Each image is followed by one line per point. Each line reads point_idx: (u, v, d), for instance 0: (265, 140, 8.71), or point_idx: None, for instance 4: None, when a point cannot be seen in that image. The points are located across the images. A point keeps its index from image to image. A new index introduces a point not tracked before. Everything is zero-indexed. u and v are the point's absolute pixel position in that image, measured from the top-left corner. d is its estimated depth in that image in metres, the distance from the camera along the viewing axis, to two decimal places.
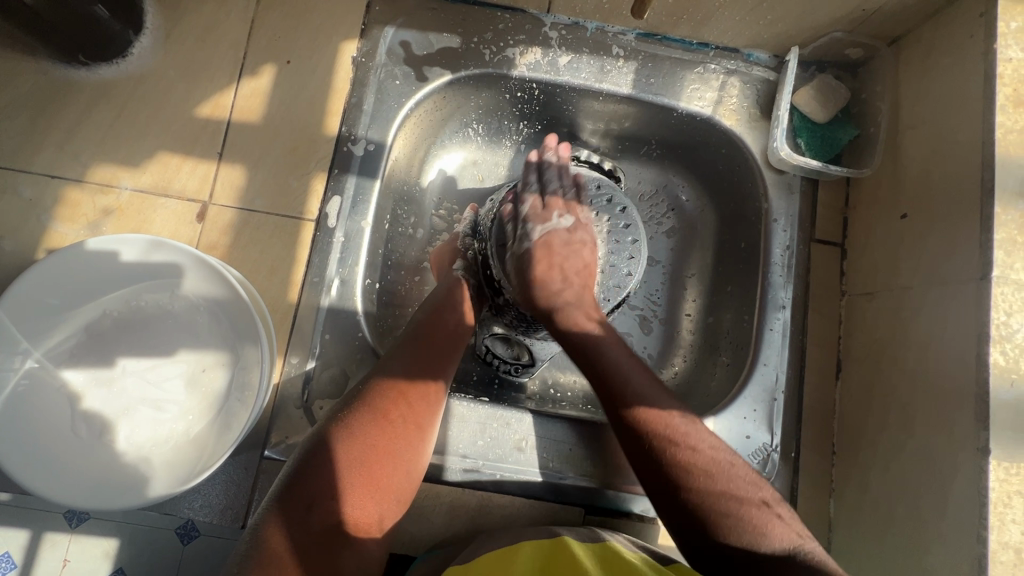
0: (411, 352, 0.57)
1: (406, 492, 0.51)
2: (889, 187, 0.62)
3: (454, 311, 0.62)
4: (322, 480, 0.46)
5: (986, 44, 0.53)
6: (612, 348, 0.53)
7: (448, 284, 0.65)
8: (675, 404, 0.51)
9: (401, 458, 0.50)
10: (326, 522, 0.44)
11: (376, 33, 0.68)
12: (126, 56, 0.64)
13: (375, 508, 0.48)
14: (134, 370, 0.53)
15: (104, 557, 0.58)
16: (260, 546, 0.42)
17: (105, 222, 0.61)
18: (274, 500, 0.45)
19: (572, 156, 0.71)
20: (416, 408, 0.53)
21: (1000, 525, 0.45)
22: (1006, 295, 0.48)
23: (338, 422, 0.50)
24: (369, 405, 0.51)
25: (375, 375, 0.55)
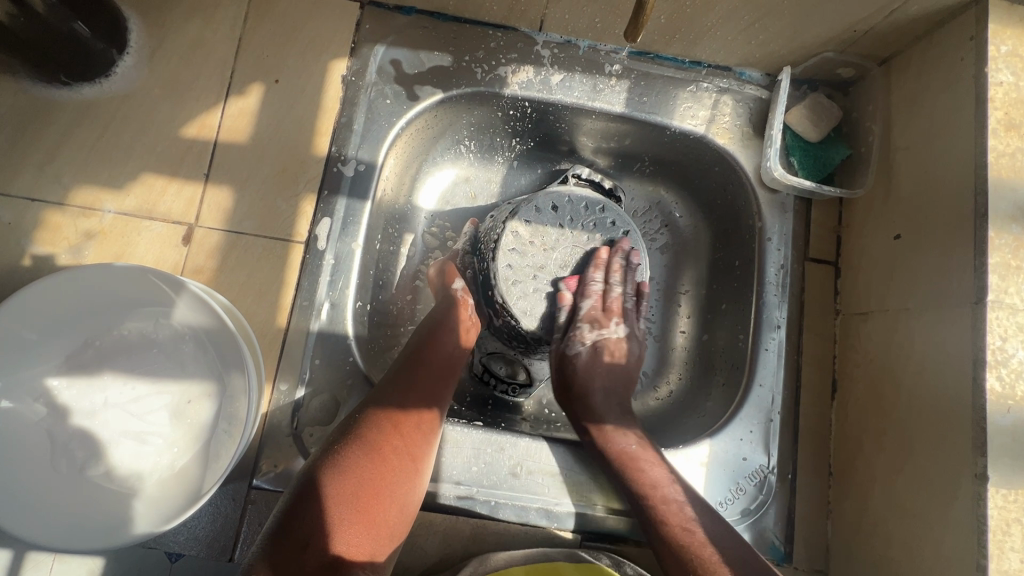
0: (407, 380, 0.56)
1: (400, 527, 0.49)
2: (882, 206, 0.62)
3: (450, 333, 0.61)
4: (315, 517, 0.45)
5: (976, 67, 0.54)
6: (597, 384, 0.63)
7: (445, 303, 0.64)
8: (629, 425, 0.61)
9: (396, 492, 0.49)
10: (319, 560, 0.43)
11: (365, 51, 0.67)
12: (109, 75, 0.63)
13: (372, 544, 0.46)
14: (116, 402, 0.51)
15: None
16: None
17: (87, 246, 0.59)
18: (266, 543, 0.44)
19: (575, 175, 0.72)
20: (412, 437, 0.53)
21: (998, 554, 0.44)
22: (1000, 319, 0.48)
23: (329, 458, 0.49)
24: (362, 438, 0.50)
25: (371, 403, 0.54)
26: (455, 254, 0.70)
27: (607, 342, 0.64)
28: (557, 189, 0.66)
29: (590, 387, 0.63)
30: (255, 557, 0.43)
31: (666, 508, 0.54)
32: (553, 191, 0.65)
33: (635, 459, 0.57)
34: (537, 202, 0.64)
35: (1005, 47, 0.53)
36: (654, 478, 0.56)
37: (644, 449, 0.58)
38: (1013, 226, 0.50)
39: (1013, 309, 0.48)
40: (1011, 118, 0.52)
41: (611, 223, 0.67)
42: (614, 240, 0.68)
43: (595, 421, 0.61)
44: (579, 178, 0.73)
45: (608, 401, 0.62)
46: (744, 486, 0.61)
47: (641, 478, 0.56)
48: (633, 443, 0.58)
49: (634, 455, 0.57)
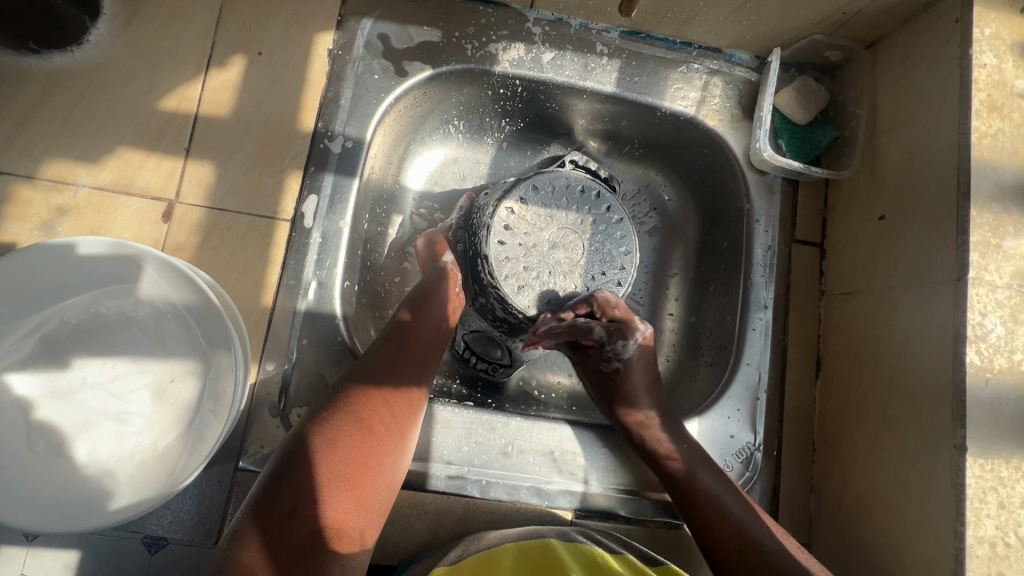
0: (394, 350, 0.55)
1: (389, 495, 0.49)
2: (867, 188, 0.63)
3: (438, 306, 0.60)
4: (302, 485, 0.44)
5: (962, 49, 0.54)
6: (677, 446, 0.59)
7: (434, 274, 0.62)
8: (676, 434, 0.60)
9: (384, 461, 0.49)
10: (308, 527, 0.43)
11: (353, 25, 0.65)
12: (82, 43, 0.60)
13: (359, 511, 0.46)
14: (95, 381, 0.49)
15: (65, 570, 0.52)
16: (235, 558, 0.40)
17: (60, 222, 0.57)
18: (252, 509, 0.43)
19: (570, 161, 0.71)
20: (399, 409, 0.52)
21: (976, 521, 0.46)
22: (981, 296, 0.49)
23: (317, 426, 0.48)
24: (349, 408, 0.50)
25: (358, 373, 0.53)
26: (446, 229, 0.70)
27: (645, 387, 0.63)
28: (559, 171, 0.66)
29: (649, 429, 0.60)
30: (241, 524, 0.43)
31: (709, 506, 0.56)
32: (554, 172, 0.66)
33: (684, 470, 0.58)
34: (534, 181, 0.64)
35: (989, 30, 0.54)
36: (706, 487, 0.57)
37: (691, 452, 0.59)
38: (993, 204, 0.51)
39: (992, 286, 0.50)
40: (994, 99, 0.53)
41: (607, 211, 0.66)
42: (565, 180, 0.65)
43: (630, 406, 0.62)
44: (575, 165, 0.71)
45: (654, 403, 0.62)
46: (731, 462, 0.62)
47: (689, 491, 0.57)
48: (685, 447, 0.59)
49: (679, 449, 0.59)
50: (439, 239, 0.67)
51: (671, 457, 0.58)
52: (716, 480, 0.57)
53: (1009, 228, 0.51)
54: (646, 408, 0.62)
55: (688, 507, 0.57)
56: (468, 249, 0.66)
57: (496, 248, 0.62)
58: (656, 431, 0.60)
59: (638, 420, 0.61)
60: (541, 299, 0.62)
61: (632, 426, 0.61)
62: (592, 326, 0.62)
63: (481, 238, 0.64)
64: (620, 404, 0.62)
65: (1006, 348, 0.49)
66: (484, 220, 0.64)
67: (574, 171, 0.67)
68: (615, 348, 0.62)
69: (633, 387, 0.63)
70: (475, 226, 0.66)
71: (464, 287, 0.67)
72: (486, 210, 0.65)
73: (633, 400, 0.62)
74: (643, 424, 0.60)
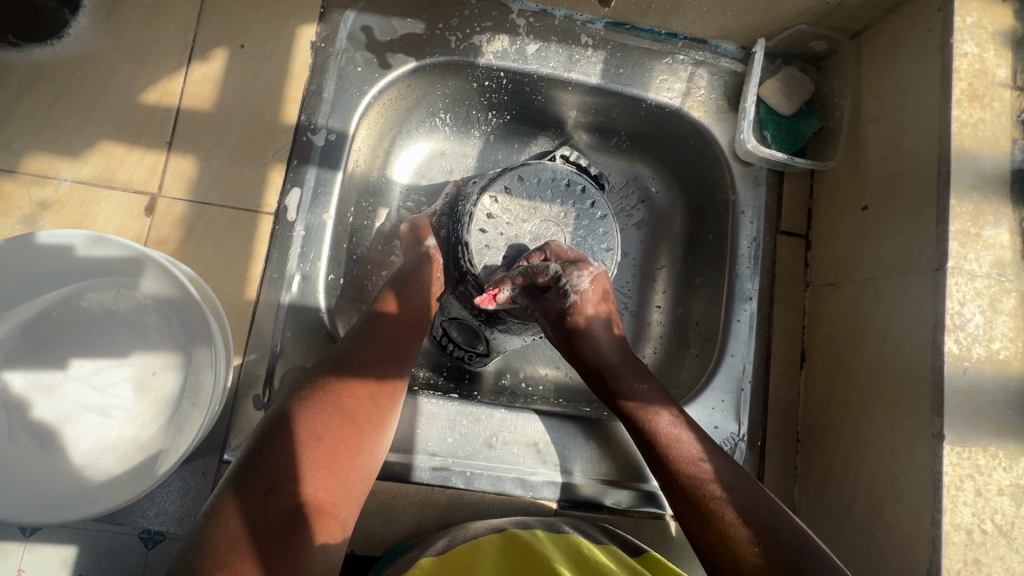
0: (374, 332, 0.55)
1: (370, 475, 0.50)
2: (851, 178, 0.63)
3: (420, 290, 0.60)
4: (281, 462, 0.45)
5: (944, 38, 0.54)
6: (661, 418, 0.55)
7: (416, 259, 0.63)
8: (664, 402, 0.56)
9: (364, 441, 0.49)
10: (286, 505, 0.43)
11: (336, 17, 0.65)
12: (63, 37, 0.60)
13: (338, 490, 0.46)
14: (76, 375, 0.49)
15: (62, 565, 0.52)
16: (212, 534, 0.40)
17: (43, 216, 0.57)
18: (230, 486, 0.43)
19: (562, 156, 0.72)
20: (379, 391, 0.52)
21: (953, 508, 0.46)
22: (960, 285, 0.50)
23: (298, 405, 0.49)
24: (329, 388, 0.50)
25: (339, 355, 0.53)
26: (428, 216, 0.69)
27: (610, 336, 0.59)
28: (547, 164, 0.66)
29: (648, 411, 0.55)
30: (218, 500, 0.43)
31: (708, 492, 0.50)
32: (540, 165, 0.66)
33: (674, 445, 0.53)
34: (520, 172, 0.64)
35: (971, 19, 0.54)
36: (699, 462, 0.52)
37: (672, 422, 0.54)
38: (974, 194, 0.51)
39: (972, 275, 0.50)
40: (975, 88, 0.53)
41: (591, 204, 0.66)
42: (550, 174, 0.65)
43: (614, 387, 0.57)
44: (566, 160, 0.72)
45: (614, 349, 0.59)
46: None
47: (684, 474, 0.52)
48: (670, 415, 0.55)
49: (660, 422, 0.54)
50: (422, 223, 0.67)
51: (659, 432, 0.54)
52: (712, 455, 0.53)
53: (988, 217, 0.51)
54: (613, 362, 0.58)
55: (683, 493, 0.52)
56: (450, 235, 0.66)
57: (479, 237, 0.62)
58: (634, 386, 0.57)
59: (632, 401, 0.56)
60: (511, 248, 0.63)
61: (628, 408, 0.56)
62: (585, 288, 0.58)
63: (463, 227, 0.64)
64: (605, 378, 0.58)
65: (985, 337, 0.49)
66: (468, 210, 0.64)
67: (560, 165, 0.67)
68: (569, 283, 0.57)
69: (591, 333, 0.58)
70: (459, 213, 0.66)
71: (446, 274, 0.66)
72: (470, 199, 0.65)
73: (616, 371, 0.58)
74: (631, 394, 0.56)
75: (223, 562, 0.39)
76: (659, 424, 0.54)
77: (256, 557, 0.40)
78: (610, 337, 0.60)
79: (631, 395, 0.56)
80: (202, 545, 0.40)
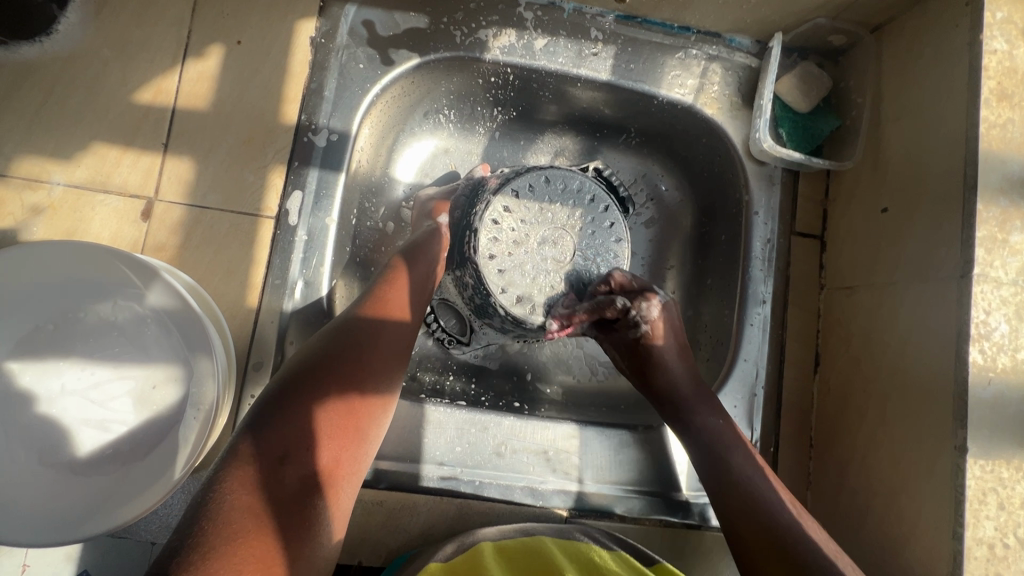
0: (379, 299, 0.53)
1: (376, 444, 0.49)
2: (869, 179, 0.61)
3: (430, 263, 0.59)
4: (294, 431, 0.44)
5: (972, 34, 0.52)
6: (705, 416, 0.57)
7: (428, 233, 0.62)
8: (712, 411, 0.57)
9: (375, 410, 0.49)
10: (300, 473, 0.42)
11: (335, 11, 0.62)
12: (51, 33, 0.57)
13: (350, 458, 0.46)
14: (75, 389, 0.48)
15: (68, 560, 0.52)
16: (226, 499, 0.39)
17: (35, 222, 0.55)
18: (240, 452, 0.42)
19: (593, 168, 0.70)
20: (389, 365, 0.51)
21: (975, 523, 0.45)
22: (985, 293, 0.48)
23: (307, 373, 0.47)
24: (339, 356, 0.48)
25: (350, 324, 0.51)
26: (454, 193, 0.68)
27: (679, 353, 0.61)
28: (574, 172, 0.64)
29: (692, 404, 0.57)
30: (228, 466, 0.41)
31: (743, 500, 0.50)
32: (568, 172, 0.63)
33: (721, 442, 0.54)
34: (547, 173, 0.63)
35: (1000, 14, 0.52)
36: (738, 467, 0.52)
37: (723, 423, 0.56)
38: (1001, 198, 0.49)
39: (997, 283, 0.48)
40: (1004, 87, 0.51)
41: (608, 225, 0.63)
42: (576, 185, 0.63)
43: (664, 376, 0.59)
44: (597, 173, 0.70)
45: (686, 374, 0.59)
46: None
47: (734, 482, 0.51)
48: (718, 422, 0.56)
49: (705, 421, 0.56)
50: (439, 203, 0.67)
51: (703, 430, 0.55)
52: (744, 457, 0.53)
53: (1016, 222, 0.49)
54: (684, 396, 0.58)
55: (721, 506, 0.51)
56: (461, 219, 0.64)
57: (490, 226, 0.60)
58: (703, 416, 0.56)
59: (676, 400, 0.58)
60: (568, 276, 0.62)
61: (674, 407, 0.58)
62: (653, 317, 0.60)
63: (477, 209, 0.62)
64: (678, 403, 0.57)
65: (1010, 347, 0.47)
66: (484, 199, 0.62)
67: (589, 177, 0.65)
68: (642, 313, 0.59)
69: (665, 360, 0.60)
70: (477, 195, 0.64)
71: (448, 258, 0.65)
72: (489, 187, 0.63)
73: (675, 385, 0.59)
74: (676, 394, 0.58)
75: (240, 530, 0.38)
76: (707, 420, 0.56)
77: (268, 525, 0.39)
78: (678, 357, 0.60)
79: (688, 399, 0.57)
80: (210, 512, 0.39)
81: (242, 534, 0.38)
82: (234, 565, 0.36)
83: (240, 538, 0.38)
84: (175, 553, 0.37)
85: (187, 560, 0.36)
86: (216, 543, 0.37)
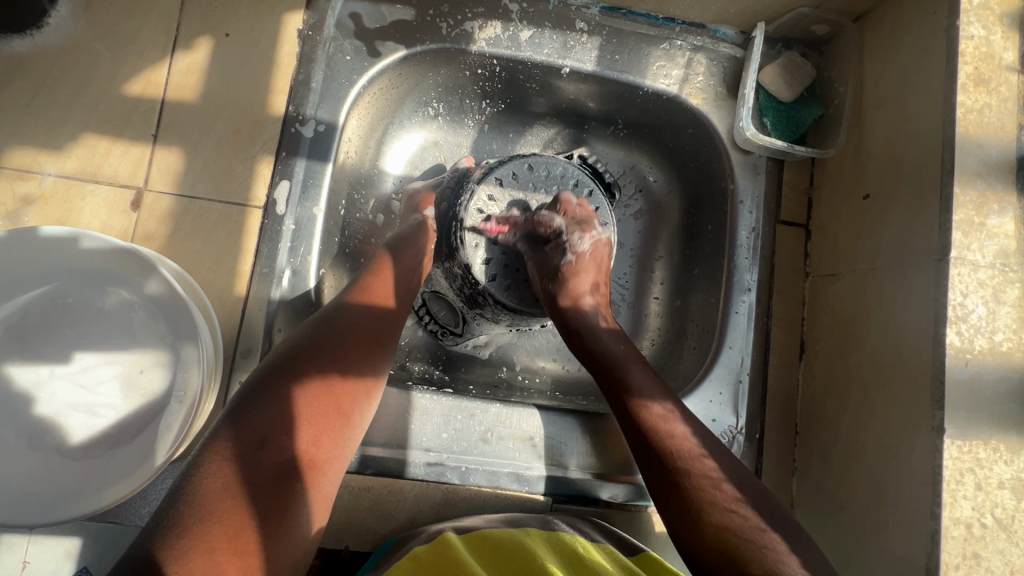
0: (362, 289, 0.54)
1: (360, 432, 0.50)
2: (852, 166, 0.61)
3: (416, 255, 0.59)
4: (273, 416, 0.44)
5: (949, 20, 0.53)
6: (654, 398, 0.52)
7: (414, 226, 0.62)
8: (662, 391, 0.53)
9: (358, 397, 0.49)
10: (279, 457, 0.43)
11: (323, 4, 0.63)
12: (42, 26, 0.58)
13: (331, 445, 0.46)
14: (64, 374, 0.49)
15: (66, 557, 0.52)
16: (205, 484, 0.40)
17: (27, 212, 0.55)
18: (221, 437, 0.43)
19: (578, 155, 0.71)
20: (371, 352, 0.51)
21: (952, 502, 0.46)
22: (963, 276, 0.48)
23: (290, 361, 0.48)
24: (321, 344, 0.49)
25: (334, 312, 0.52)
26: (438, 184, 0.68)
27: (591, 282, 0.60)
28: (555, 158, 0.65)
29: (628, 369, 0.54)
30: (208, 451, 0.42)
31: (694, 489, 0.47)
32: (549, 159, 0.65)
33: (661, 420, 0.51)
34: (530, 161, 0.64)
35: (977, 0, 0.52)
36: (682, 436, 0.50)
37: (662, 410, 0.52)
38: (978, 182, 0.50)
39: (975, 266, 0.49)
40: (981, 72, 0.51)
41: (592, 210, 0.64)
42: (558, 172, 0.64)
43: (620, 371, 0.54)
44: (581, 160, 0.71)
45: (628, 353, 0.56)
46: None
47: (682, 467, 0.49)
48: (665, 403, 0.52)
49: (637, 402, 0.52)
50: (427, 193, 0.67)
51: (655, 426, 0.51)
52: (704, 435, 0.51)
53: (993, 206, 0.49)
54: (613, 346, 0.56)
55: (675, 498, 0.48)
56: (449, 211, 0.65)
57: (475, 216, 0.61)
58: (647, 395, 0.53)
59: (638, 398, 0.52)
60: (516, 200, 0.63)
61: (623, 394, 0.53)
62: (583, 247, 0.59)
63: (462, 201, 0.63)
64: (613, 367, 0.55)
65: (988, 329, 0.48)
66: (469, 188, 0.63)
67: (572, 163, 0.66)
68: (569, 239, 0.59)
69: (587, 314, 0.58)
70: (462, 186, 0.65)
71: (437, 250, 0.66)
72: (473, 177, 0.64)
73: (621, 363, 0.55)
74: (633, 390, 0.53)
75: (216, 514, 0.39)
76: (655, 406, 0.52)
77: (247, 507, 0.40)
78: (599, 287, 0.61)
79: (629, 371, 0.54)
80: (189, 496, 0.39)
81: (218, 518, 0.39)
82: (211, 547, 0.37)
83: (218, 520, 0.39)
84: (155, 535, 0.38)
85: (164, 542, 0.37)
86: (193, 525, 0.38)
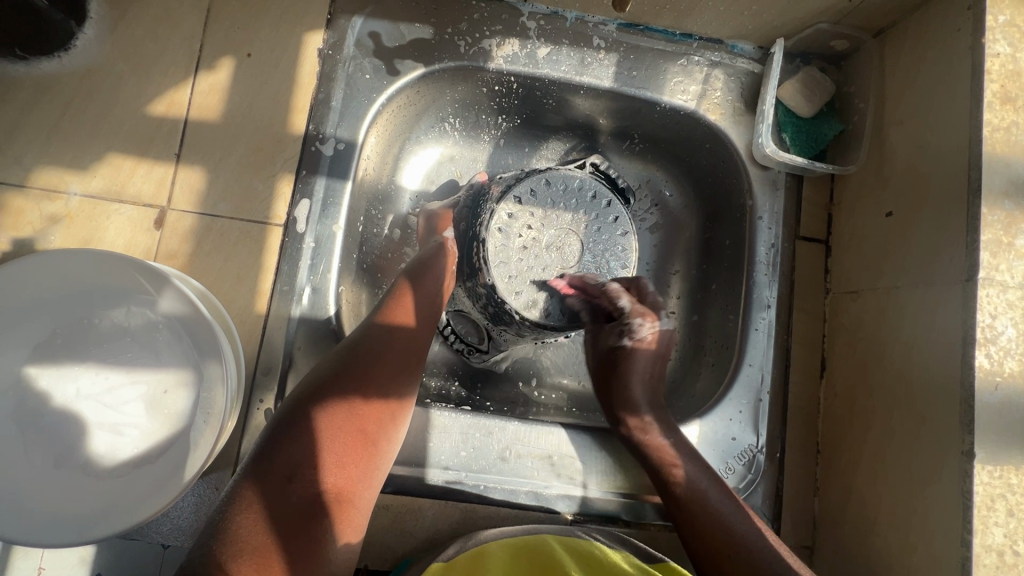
0: (384, 317, 0.55)
1: (387, 461, 0.50)
2: (874, 183, 0.61)
3: (436, 279, 0.59)
4: (302, 450, 0.45)
5: (973, 38, 0.52)
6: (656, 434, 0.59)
7: (432, 250, 0.61)
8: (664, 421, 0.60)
9: (383, 427, 0.49)
10: (308, 491, 0.43)
11: (343, 23, 0.64)
12: (69, 48, 0.59)
13: (358, 477, 0.47)
14: (89, 393, 0.49)
15: (82, 564, 0.54)
16: (236, 520, 0.41)
17: (53, 231, 0.56)
18: (251, 473, 0.44)
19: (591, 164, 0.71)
20: (395, 381, 0.52)
21: (983, 529, 0.45)
22: (991, 297, 0.48)
23: (316, 393, 0.48)
24: (346, 374, 0.49)
25: (357, 341, 0.52)
26: (455, 204, 0.69)
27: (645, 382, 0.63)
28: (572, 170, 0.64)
29: (641, 411, 0.61)
30: (239, 487, 0.43)
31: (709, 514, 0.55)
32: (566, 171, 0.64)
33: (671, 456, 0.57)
34: (547, 177, 0.63)
35: (1002, 17, 0.52)
36: (711, 506, 0.55)
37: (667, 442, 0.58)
38: (1007, 201, 0.49)
39: (1004, 287, 0.48)
40: (1008, 90, 0.51)
41: (612, 220, 0.64)
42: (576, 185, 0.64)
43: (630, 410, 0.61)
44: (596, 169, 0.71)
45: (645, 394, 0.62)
46: (733, 465, 0.61)
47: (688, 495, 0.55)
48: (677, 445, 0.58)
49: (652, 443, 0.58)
50: (444, 213, 0.67)
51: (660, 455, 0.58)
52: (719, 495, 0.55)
53: (1022, 226, 0.48)
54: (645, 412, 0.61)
55: (686, 523, 0.55)
56: (468, 231, 0.65)
57: (496, 235, 0.61)
58: (654, 434, 0.59)
59: (634, 421, 0.60)
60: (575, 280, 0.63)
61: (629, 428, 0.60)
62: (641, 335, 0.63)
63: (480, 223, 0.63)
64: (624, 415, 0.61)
65: (1017, 351, 0.47)
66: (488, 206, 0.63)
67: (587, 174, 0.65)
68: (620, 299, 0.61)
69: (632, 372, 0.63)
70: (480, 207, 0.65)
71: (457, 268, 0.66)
72: (491, 196, 0.64)
73: (631, 400, 0.62)
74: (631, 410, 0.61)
75: (247, 549, 0.39)
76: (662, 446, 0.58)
77: (276, 543, 0.40)
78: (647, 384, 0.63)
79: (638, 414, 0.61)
80: (221, 530, 0.40)
81: (249, 553, 0.39)
82: None
83: (250, 556, 0.39)
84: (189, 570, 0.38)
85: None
86: (225, 559, 0.39)
